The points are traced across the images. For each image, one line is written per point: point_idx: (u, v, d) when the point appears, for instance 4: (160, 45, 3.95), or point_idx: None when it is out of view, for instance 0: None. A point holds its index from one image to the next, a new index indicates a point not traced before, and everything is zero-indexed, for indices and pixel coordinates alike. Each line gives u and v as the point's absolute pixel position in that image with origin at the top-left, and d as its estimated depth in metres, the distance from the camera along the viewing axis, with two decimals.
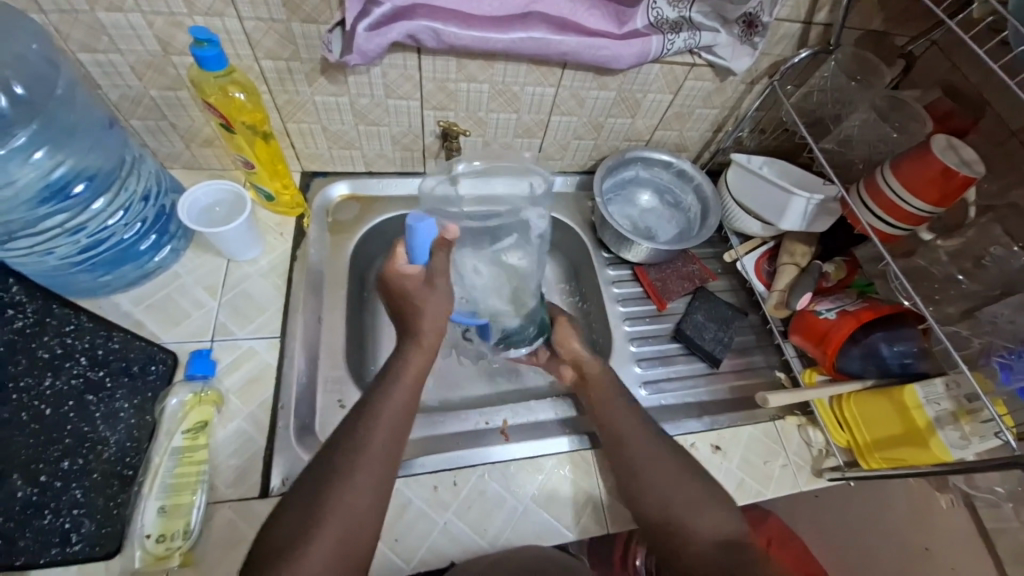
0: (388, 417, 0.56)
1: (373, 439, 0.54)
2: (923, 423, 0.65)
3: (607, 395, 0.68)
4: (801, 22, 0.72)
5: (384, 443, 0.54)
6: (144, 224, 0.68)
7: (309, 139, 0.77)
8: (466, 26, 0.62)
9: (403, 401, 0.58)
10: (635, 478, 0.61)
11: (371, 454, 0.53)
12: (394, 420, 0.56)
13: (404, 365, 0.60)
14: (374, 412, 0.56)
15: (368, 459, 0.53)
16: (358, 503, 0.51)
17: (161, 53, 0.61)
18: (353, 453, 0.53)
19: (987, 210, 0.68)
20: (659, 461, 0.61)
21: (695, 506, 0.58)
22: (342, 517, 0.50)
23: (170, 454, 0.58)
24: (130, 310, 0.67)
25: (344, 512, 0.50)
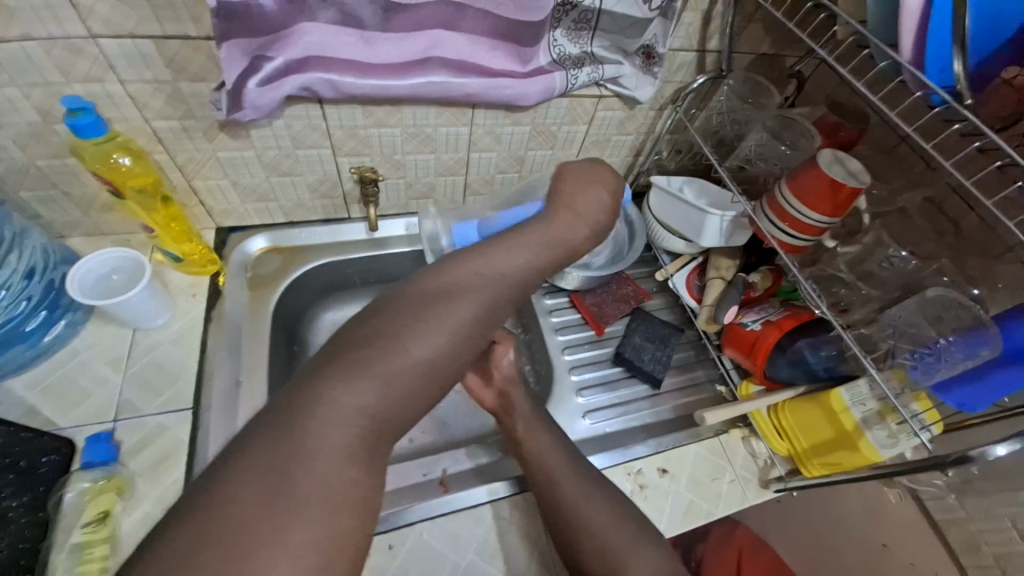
0: (471, 294, 0.52)
1: (454, 310, 0.51)
2: (851, 425, 0.67)
3: (543, 435, 0.64)
4: (694, 51, 0.77)
5: (454, 321, 0.51)
6: (30, 302, 0.63)
7: (219, 194, 0.74)
8: (363, 75, 0.61)
9: (500, 263, 0.55)
10: (569, 515, 0.59)
11: (437, 329, 0.50)
12: (480, 296, 0.53)
13: (541, 225, 0.59)
14: (444, 291, 0.52)
15: (432, 331, 0.50)
16: (410, 368, 0.48)
17: (42, 123, 0.58)
18: (417, 321, 0.50)
19: (879, 215, 0.72)
20: (593, 500, 0.60)
21: (628, 538, 0.58)
22: (389, 382, 0.47)
23: (69, 552, 0.53)
24: (23, 395, 0.62)
25: (392, 373, 0.47)
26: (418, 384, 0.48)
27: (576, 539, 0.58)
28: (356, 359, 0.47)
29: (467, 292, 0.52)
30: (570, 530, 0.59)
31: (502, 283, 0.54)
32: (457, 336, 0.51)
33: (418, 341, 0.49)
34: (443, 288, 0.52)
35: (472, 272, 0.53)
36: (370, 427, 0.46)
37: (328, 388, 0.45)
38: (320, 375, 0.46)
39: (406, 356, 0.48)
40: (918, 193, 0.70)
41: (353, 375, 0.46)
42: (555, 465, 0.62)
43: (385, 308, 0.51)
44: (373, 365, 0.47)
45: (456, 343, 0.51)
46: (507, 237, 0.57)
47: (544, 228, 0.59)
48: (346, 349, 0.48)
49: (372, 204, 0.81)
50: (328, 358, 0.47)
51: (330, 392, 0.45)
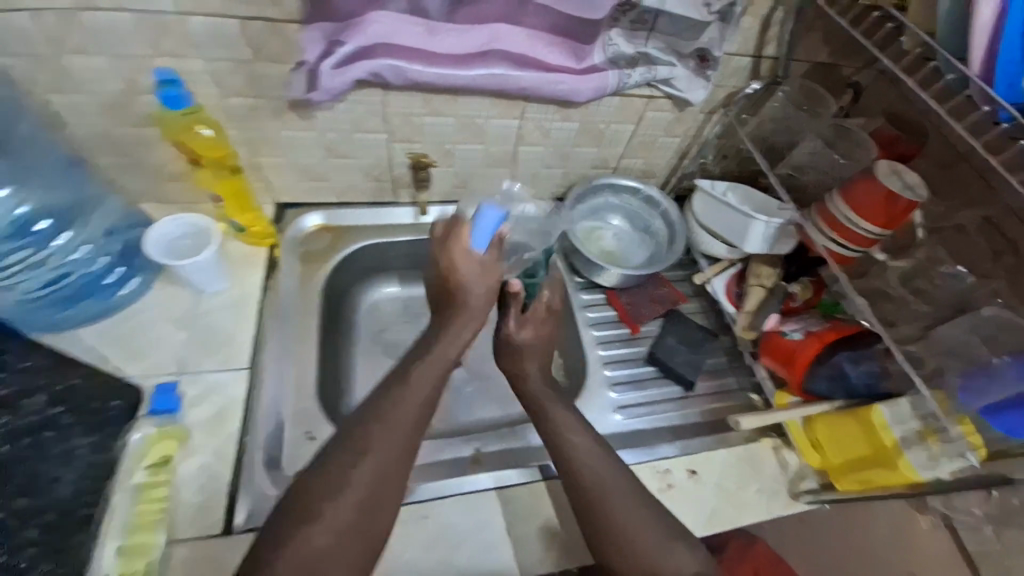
0: (406, 409, 0.57)
1: (394, 421, 0.56)
2: (889, 443, 0.66)
3: (575, 421, 0.64)
4: (750, 55, 0.77)
5: (400, 431, 0.56)
6: (110, 258, 0.69)
7: (280, 172, 0.78)
8: (427, 64, 0.64)
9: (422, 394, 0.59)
10: (597, 504, 0.58)
11: (383, 445, 0.55)
12: (421, 394, 0.58)
13: (443, 333, 0.63)
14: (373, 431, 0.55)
15: (375, 453, 0.54)
16: (368, 479, 0.53)
17: (129, 93, 0.63)
18: (359, 445, 0.54)
19: (935, 231, 0.70)
20: (625, 499, 0.58)
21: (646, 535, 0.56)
22: (354, 498, 0.52)
23: (130, 492, 0.58)
24: (93, 344, 0.67)
25: (359, 490, 0.52)
26: (383, 488, 0.54)
27: (600, 540, 0.57)
28: (310, 498, 0.51)
29: (406, 405, 0.57)
30: (590, 527, 0.58)
31: (433, 384, 0.60)
32: (399, 444, 0.55)
33: (367, 462, 0.53)
34: (374, 411, 0.57)
35: (398, 390, 0.58)
36: (355, 537, 0.51)
37: (298, 526, 0.50)
38: (285, 518, 0.50)
39: (359, 475, 0.53)
40: (975, 211, 0.68)
41: (312, 510, 0.51)
42: (591, 464, 0.61)
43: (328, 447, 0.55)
44: (330, 494, 0.51)
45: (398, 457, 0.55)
46: (412, 362, 0.61)
47: (457, 323, 0.63)
48: (301, 488, 0.52)
49: (423, 187, 0.83)
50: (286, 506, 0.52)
51: (306, 529, 0.50)
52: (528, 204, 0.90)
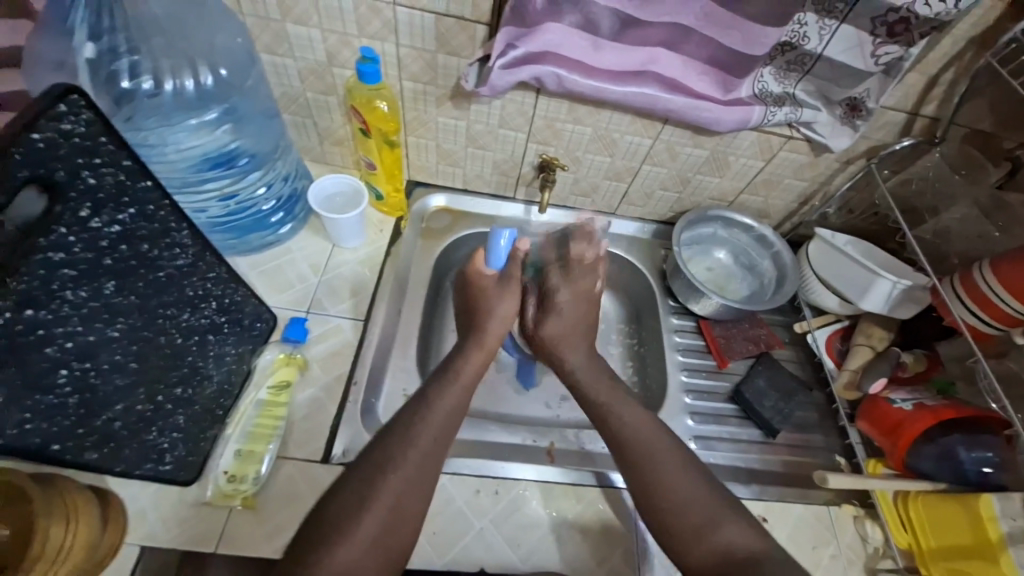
0: (427, 436, 0.57)
1: (414, 447, 0.55)
2: (995, 537, 0.62)
3: (627, 401, 0.65)
4: (906, 112, 0.75)
5: (419, 459, 0.55)
6: (278, 202, 0.78)
7: (422, 152, 0.86)
8: (587, 76, 0.69)
9: (452, 403, 0.60)
10: (647, 472, 0.59)
11: (406, 467, 0.54)
12: (441, 425, 0.58)
13: (458, 370, 0.64)
14: (409, 435, 0.56)
15: (399, 472, 0.54)
16: (391, 500, 0.52)
17: (326, 63, 0.73)
18: (383, 465, 0.54)
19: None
20: (675, 463, 0.59)
21: (700, 503, 0.56)
22: (379, 516, 0.51)
23: (254, 404, 0.67)
24: (247, 272, 0.77)
25: (383, 509, 0.52)
26: (406, 512, 0.53)
27: (652, 497, 0.57)
28: (331, 515, 0.51)
29: (437, 417, 0.59)
30: (641, 484, 0.58)
31: (450, 411, 0.60)
32: (419, 467, 0.55)
33: (391, 481, 0.53)
34: (399, 432, 0.57)
35: (420, 415, 0.58)
36: (379, 558, 0.50)
37: (322, 541, 0.49)
38: (308, 533, 0.50)
39: (384, 493, 0.52)
40: None
41: (335, 529, 0.50)
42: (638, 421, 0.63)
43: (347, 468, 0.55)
44: (349, 511, 0.51)
45: (428, 465, 0.56)
46: (427, 393, 0.61)
47: (473, 355, 0.66)
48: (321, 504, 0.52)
49: (549, 188, 0.87)
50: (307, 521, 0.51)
51: (330, 545, 0.49)
52: (632, 222, 0.98)
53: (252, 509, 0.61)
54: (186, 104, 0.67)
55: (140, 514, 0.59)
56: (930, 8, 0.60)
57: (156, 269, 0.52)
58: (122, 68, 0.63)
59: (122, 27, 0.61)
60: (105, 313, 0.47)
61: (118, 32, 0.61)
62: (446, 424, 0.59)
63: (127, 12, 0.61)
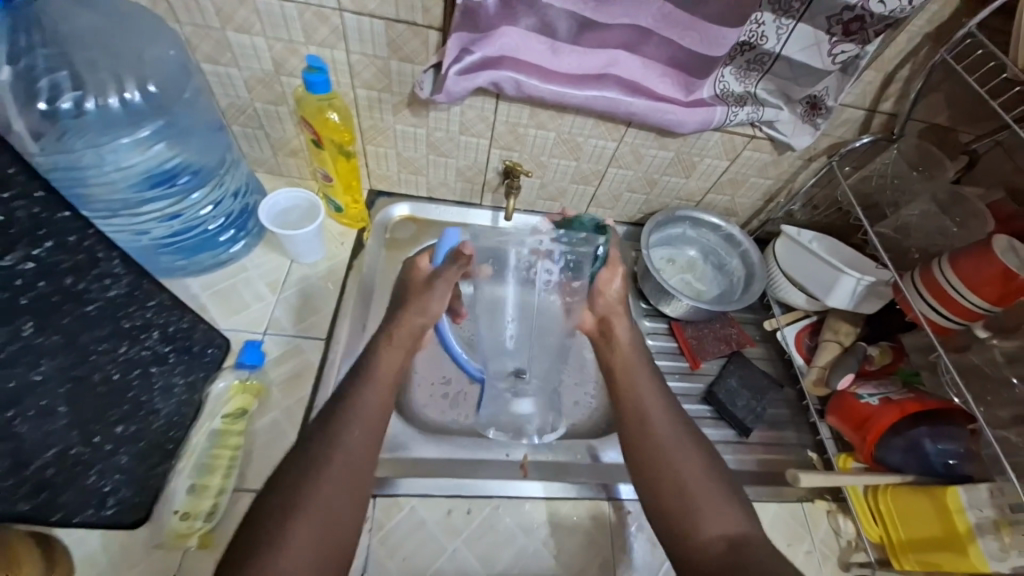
0: (357, 438, 0.56)
1: (343, 446, 0.55)
2: (963, 528, 0.61)
3: (648, 374, 0.69)
4: (864, 109, 0.75)
5: (349, 459, 0.55)
6: (228, 219, 0.74)
7: (383, 161, 0.83)
8: (546, 80, 0.67)
9: (378, 397, 0.61)
10: (652, 449, 0.61)
11: (340, 466, 0.54)
12: (370, 418, 0.59)
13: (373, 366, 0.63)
14: (337, 429, 0.56)
15: (329, 476, 0.53)
16: (329, 503, 0.52)
17: (273, 72, 0.69)
18: (314, 469, 0.53)
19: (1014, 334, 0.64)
20: (688, 457, 0.60)
21: (708, 488, 0.58)
22: (316, 522, 0.50)
23: (208, 435, 0.63)
24: (198, 293, 0.73)
25: (319, 512, 0.51)
26: (342, 516, 0.52)
27: (649, 471, 0.60)
28: (265, 526, 0.49)
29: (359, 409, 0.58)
30: (643, 459, 0.61)
31: (378, 403, 0.60)
32: (349, 461, 0.55)
33: (325, 484, 0.52)
34: (327, 433, 0.56)
35: (348, 413, 0.58)
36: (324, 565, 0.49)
37: (261, 551, 0.47)
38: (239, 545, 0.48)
39: (322, 497, 0.51)
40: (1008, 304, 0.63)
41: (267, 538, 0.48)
42: (654, 415, 0.64)
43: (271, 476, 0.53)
44: (279, 519, 0.49)
45: (361, 460, 0.55)
46: (351, 394, 0.60)
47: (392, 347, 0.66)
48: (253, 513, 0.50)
49: (514, 195, 0.84)
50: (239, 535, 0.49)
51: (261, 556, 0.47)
52: None
53: (210, 547, 0.58)
54: (117, 121, 0.61)
55: (89, 561, 0.56)
56: (885, 5, 0.60)
57: (84, 303, 0.49)
58: (43, 85, 0.56)
59: (42, 41, 0.55)
60: (27, 356, 0.43)
61: (36, 48, 0.55)
62: (371, 418, 0.59)
63: (47, 27, 0.55)
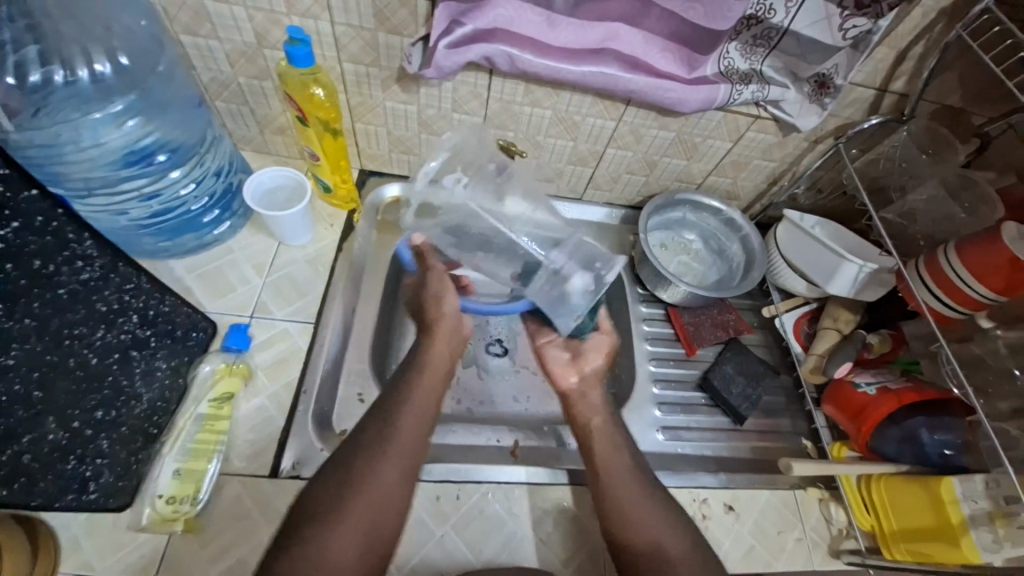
0: (409, 433, 0.57)
1: (401, 433, 0.57)
2: (957, 520, 0.61)
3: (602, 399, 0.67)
4: (875, 88, 0.72)
5: (400, 452, 0.56)
6: (211, 199, 0.72)
7: (373, 140, 0.81)
8: (541, 55, 0.64)
9: (432, 387, 0.62)
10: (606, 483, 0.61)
11: (398, 451, 0.56)
12: (424, 409, 0.60)
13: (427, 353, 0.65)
14: (395, 414, 0.58)
15: (391, 458, 0.55)
16: (385, 485, 0.54)
17: (255, 44, 0.66)
18: (376, 453, 0.55)
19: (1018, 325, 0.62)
20: (647, 506, 0.60)
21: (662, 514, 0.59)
22: (374, 499, 0.53)
23: (194, 420, 0.62)
24: (182, 275, 0.72)
25: (375, 495, 0.53)
26: (397, 495, 0.55)
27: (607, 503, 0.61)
28: (327, 500, 0.52)
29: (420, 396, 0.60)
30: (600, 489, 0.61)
31: (428, 392, 0.61)
32: (408, 445, 0.57)
33: (385, 466, 0.55)
34: (387, 417, 0.58)
35: (405, 398, 0.60)
36: (375, 545, 0.52)
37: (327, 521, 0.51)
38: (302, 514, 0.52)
39: (384, 478, 0.54)
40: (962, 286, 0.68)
41: (335, 507, 0.52)
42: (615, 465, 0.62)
43: (341, 450, 0.56)
44: (343, 495, 0.53)
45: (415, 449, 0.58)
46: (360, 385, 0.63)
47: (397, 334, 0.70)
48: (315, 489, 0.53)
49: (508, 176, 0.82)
50: (304, 503, 0.53)
51: (325, 524, 0.51)
52: (600, 208, 0.94)
53: (194, 532, 0.58)
54: (87, 96, 0.58)
55: (72, 544, 0.55)
56: None
57: (56, 286, 0.48)
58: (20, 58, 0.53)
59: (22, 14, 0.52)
60: None
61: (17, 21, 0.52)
62: (425, 407, 0.60)
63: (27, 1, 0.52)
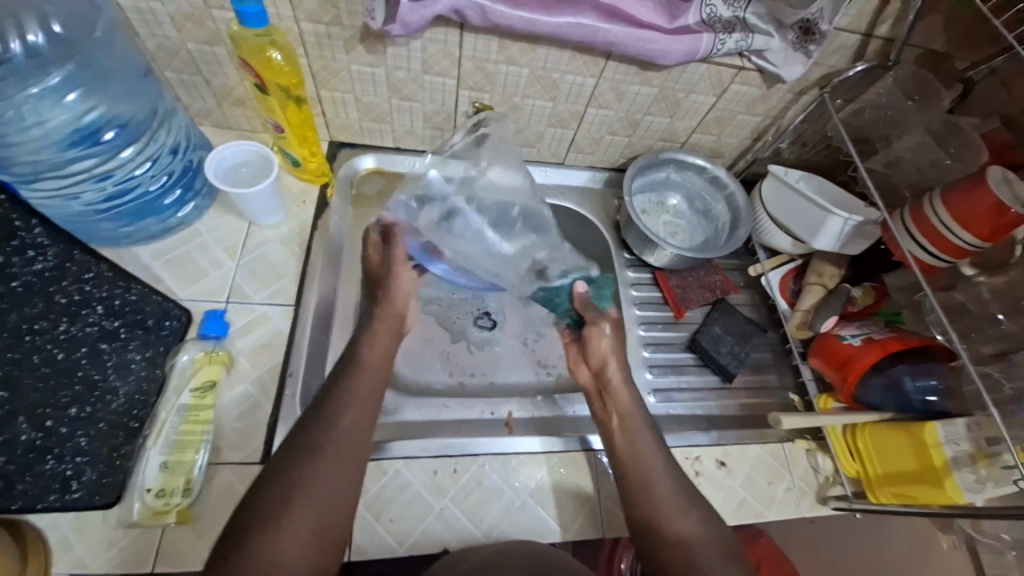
0: (354, 428, 0.56)
1: (345, 433, 0.55)
2: (940, 462, 0.63)
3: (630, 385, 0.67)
4: (860, 34, 0.69)
5: (347, 449, 0.54)
6: (170, 178, 0.68)
7: (341, 108, 0.76)
8: (514, 6, 0.60)
9: (372, 382, 0.60)
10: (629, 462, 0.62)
11: (342, 447, 0.54)
12: (366, 403, 0.58)
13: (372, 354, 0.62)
14: (338, 412, 0.56)
15: (331, 459, 0.53)
16: (332, 489, 0.52)
17: (202, 5, 0.60)
18: (316, 456, 0.53)
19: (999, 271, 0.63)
20: (665, 487, 0.60)
21: (670, 494, 0.60)
22: (320, 501, 0.51)
23: (176, 411, 0.59)
24: (149, 263, 0.68)
25: (318, 501, 0.51)
26: (344, 495, 0.53)
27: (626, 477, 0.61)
28: (265, 509, 0.50)
29: (363, 391, 0.59)
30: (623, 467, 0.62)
31: (371, 391, 0.59)
32: (355, 441, 0.55)
33: (330, 469, 0.53)
34: (325, 418, 0.55)
35: (343, 399, 0.57)
36: (322, 549, 0.50)
37: (265, 531, 0.48)
38: (238, 526, 0.49)
39: (328, 483, 0.52)
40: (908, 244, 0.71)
41: (274, 513, 0.49)
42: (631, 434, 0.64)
43: (277, 459, 0.53)
44: (282, 501, 0.50)
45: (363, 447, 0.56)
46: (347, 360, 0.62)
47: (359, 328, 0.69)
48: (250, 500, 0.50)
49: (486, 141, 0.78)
50: (241, 516, 0.50)
51: (265, 532, 0.48)
52: (583, 172, 0.92)
53: (189, 522, 0.56)
54: (22, 72, 0.53)
55: (63, 544, 0.53)
56: None
57: (10, 278, 0.48)
58: None
59: None
60: None
61: None
62: (367, 403, 0.58)
63: None
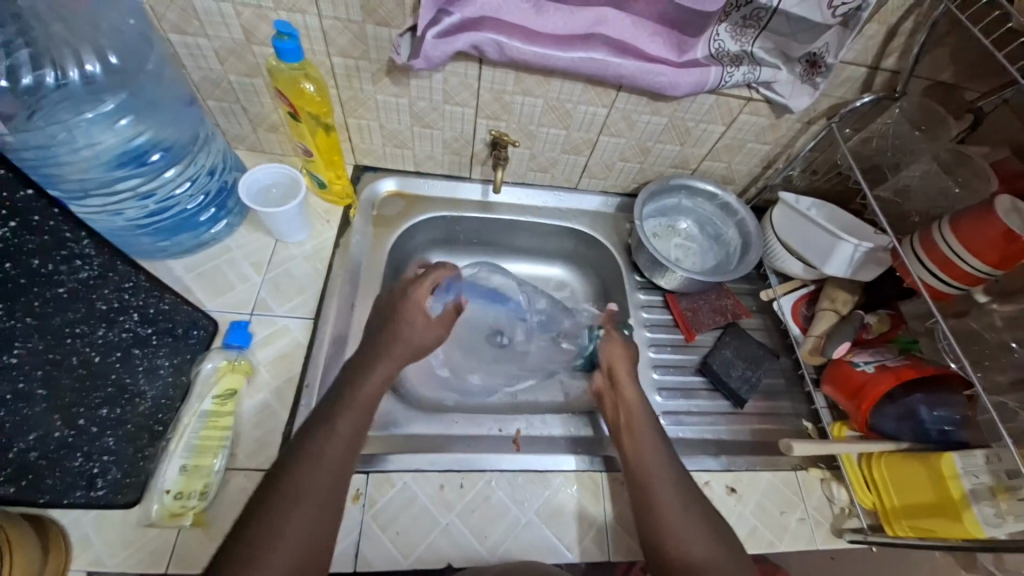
0: (332, 463, 0.57)
1: (324, 467, 0.56)
2: (957, 495, 0.61)
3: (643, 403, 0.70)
4: (866, 67, 0.71)
5: (326, 486, 0.55)
6: (206, 197, 0.73)
7: (366, 134, 0.81)
8: (530, 42, 0.64)
9: (352, 422, 0.60)
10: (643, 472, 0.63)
11: (320, 481, 0.55)
12: (349, 437, 0.59)
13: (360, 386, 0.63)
14: (315, 448, 0.57)
15: (311, 496, 0.54)
16: (312, 522, 0.53)
17: (244, 41, 0.66)
18: (295, 491, 0.54)
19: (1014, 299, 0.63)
20: (677, 497, 0.61)
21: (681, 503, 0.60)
22: (300, 537, 0.52)
23: (198, 417, 0.62)
24: (182, 275, 0.72)
25: (300, 535, 0.52)
26: (321, 532, 0.53)
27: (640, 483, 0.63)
28: (239, 549, 0.50)
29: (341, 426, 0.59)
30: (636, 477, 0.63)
31: (351, 429, 0.60)
32: (334, 474, 0.56)
33: (308, 502, 0.54)
34: (304, 451, 0.56)
35: (327, 437, 0.58)
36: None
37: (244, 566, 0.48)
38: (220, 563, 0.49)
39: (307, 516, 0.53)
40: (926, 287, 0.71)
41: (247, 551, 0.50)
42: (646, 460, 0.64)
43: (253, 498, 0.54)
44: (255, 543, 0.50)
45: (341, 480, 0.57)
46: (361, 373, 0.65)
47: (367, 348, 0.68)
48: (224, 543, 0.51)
49: (502, 165, 0.82)
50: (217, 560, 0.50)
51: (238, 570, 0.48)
52: (596, 196, 0.94)
53: (203, 526, 0.58)
54: (78, 96, 0.58)
55: (83, 542, 0.56)
56: None
57: (56, 285, 0.49)
58: (19, 60, 0.52)
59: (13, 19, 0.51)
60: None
61: (19, 45, 0.52)
62: (350, 439, 0.59)
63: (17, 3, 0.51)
